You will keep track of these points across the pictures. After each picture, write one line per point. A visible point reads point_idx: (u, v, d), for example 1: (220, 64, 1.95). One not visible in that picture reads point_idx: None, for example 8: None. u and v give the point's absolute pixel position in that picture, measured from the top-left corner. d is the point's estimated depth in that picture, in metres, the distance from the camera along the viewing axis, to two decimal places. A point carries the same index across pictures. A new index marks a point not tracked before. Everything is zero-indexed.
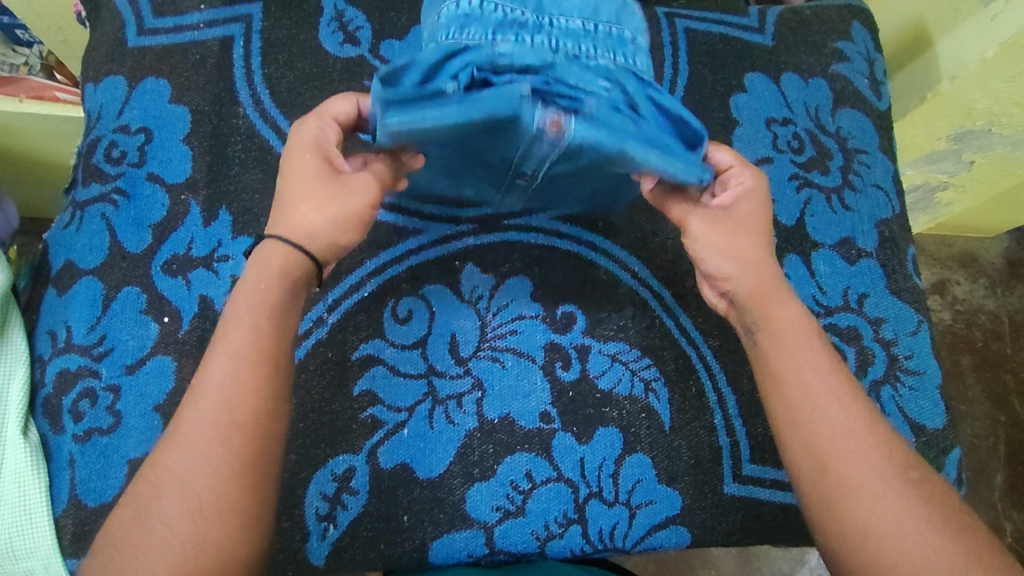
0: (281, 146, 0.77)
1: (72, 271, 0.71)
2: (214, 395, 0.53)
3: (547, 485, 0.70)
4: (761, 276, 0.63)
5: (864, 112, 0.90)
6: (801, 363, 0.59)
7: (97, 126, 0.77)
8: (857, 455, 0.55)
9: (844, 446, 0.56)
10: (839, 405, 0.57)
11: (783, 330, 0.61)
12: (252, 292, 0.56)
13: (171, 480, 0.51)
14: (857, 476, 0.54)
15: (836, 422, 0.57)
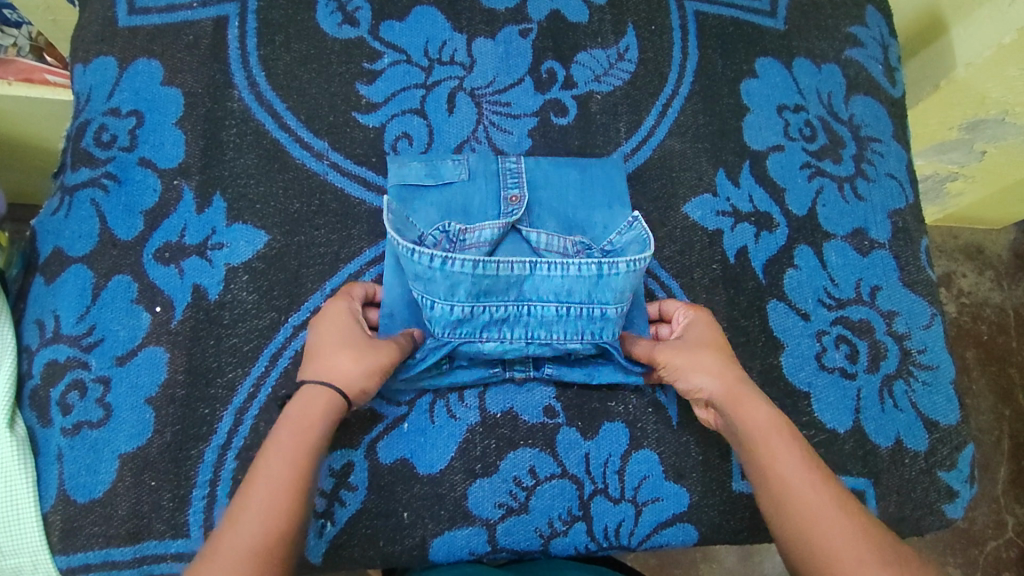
0: (277, 130, 0.74)
1: (60, 258, 0.69)
2: (264, 479, 0.52)
3: (551, 481, 0.68)
4: (732, 376, 0.63)
5: (877, 100, 0.87)
6: (769, 451, 0.58)
7: (87, 108, 0.74)
8: (844, 532, 0.51)
9: (826, 524, 0.52)
10: (813, 488, 0.54)
11: (758, 421, 0.60)
12: (298, 421, 0.56)
13: (227, 542, 0.49)
14: (844, 558, 0.50)
15: (819, 503, 0.53)
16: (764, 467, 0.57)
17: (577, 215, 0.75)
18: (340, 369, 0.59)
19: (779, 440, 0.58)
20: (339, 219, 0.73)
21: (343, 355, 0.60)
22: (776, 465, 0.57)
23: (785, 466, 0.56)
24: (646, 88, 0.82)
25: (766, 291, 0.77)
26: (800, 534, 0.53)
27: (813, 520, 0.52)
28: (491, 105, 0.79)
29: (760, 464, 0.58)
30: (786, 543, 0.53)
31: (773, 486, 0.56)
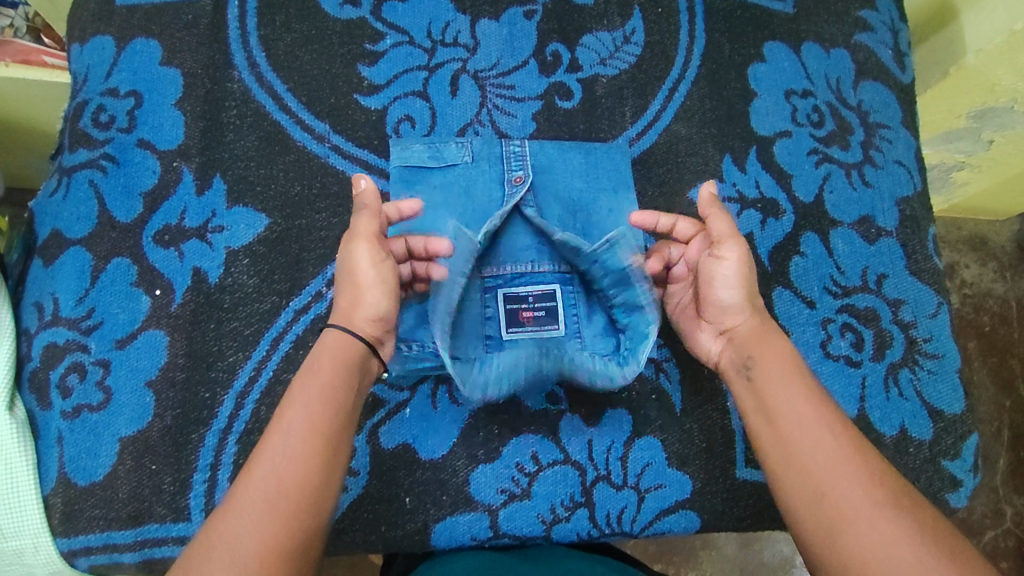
0: (278, 112, 0.73)
1: (59, 240, 0.68)
2: (275, 447, 0.48)
3: (554, 468, 0.67)
4: (760, 312, 0.60)
5: (887, 85, 0.86)
6: (782, 384, 0.54)
7: (85, 88, 0.73)
8: (855, 478, 0.49)
9: (839, 468, 0.49)
10: (829, 428, 0.51)
11: (774, 358, 0.56)
12: (313, 378, 0.51)
13: (243, 500, 0.46)
14: (855, 507, 0.47)
15: (832, 449, 0.50)
16: (778, 403, 0.54)
17: (583, 202, 0.74)
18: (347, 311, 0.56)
19: (794, 375, 0.55)
20: (341, 202, 0.72)
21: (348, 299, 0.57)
22: (788, 401, 0.53)
23: (801, 405, 0.53)
24: (652, 72, 0.81)
25: (771, 278, 0.76)
26: (812, 476, 0.50)
27: (825, 462, 0.50)
28: (495, 87, 0.78)
29: (771, 397, 0.54)
30: (794, 481, 0.50)
31: (784, 423, 0.52)
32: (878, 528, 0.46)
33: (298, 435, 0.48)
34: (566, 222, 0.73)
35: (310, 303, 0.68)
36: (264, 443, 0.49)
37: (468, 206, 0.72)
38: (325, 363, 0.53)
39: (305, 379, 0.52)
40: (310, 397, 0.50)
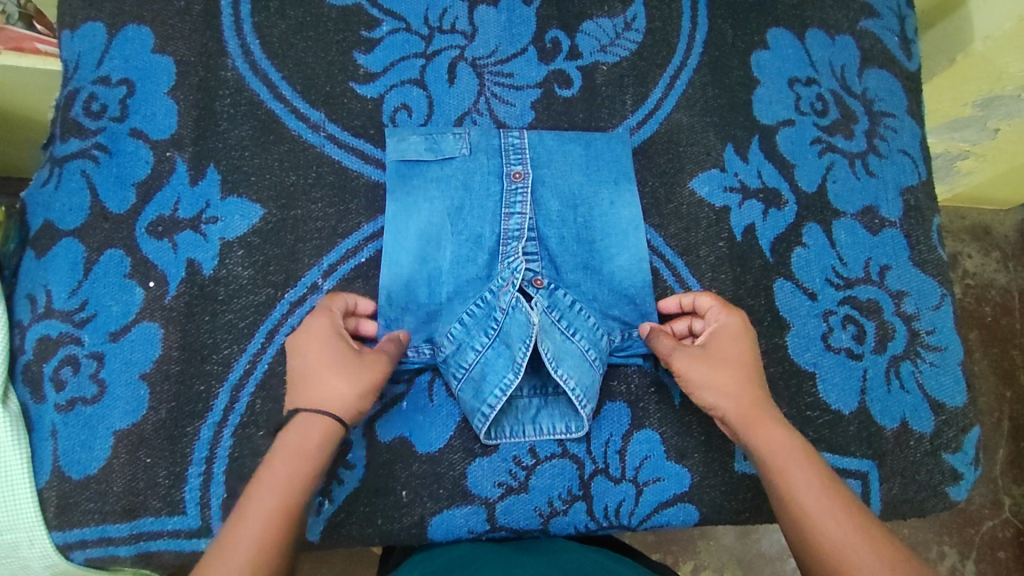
0: (272, 100, 0.72)
1: (51, 231, 0.67)
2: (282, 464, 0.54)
3: (552, 461, 0.67)
4: (746, 399, 0.61)
5: (892, 73, 0.85)
6: (784, 461, 0.57)
7: (76, 76, 0.72)
8: (862, 551, 0.49)
9: (845, 542, 0.50)
10: (841, 513, 0.52)
11: (774, 436, 0.59)
12: (291, 459, 0.54)
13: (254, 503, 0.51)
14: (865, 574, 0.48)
15: (842, 524, 0.51)
16: (785, 481, 0.55)
17: (584, 193, 0.73)
18: (333, 393, 0.57)
19: (797, 456, 0.57)
20: (337, 192, 0.71)
21: (339, 381, 0.58)
22: (795, 480, 0.55)
23: (809, 487, 0.54)
24: (653, 60, 0.80)
25: (773, 269, 0.75)
26: (818, 550, 0.51)
27: (832, 534, 0.51)
28: (494, 75, 0.76)
29: (778, 473, 0.56)
30: (803, 557, 0.51)
31: (794, 503, 0.54)
32: None
33: (262, 517, 0.50)
34: (567, 217, 0.72)
35: (306, 295, 0.68)
36: (239, 522, 0.50)
37: (466, 201, 0.70)
38: (294, 447, 0.54)
39: (269, 469, 0.53)
40: (279, 480, 0.53)
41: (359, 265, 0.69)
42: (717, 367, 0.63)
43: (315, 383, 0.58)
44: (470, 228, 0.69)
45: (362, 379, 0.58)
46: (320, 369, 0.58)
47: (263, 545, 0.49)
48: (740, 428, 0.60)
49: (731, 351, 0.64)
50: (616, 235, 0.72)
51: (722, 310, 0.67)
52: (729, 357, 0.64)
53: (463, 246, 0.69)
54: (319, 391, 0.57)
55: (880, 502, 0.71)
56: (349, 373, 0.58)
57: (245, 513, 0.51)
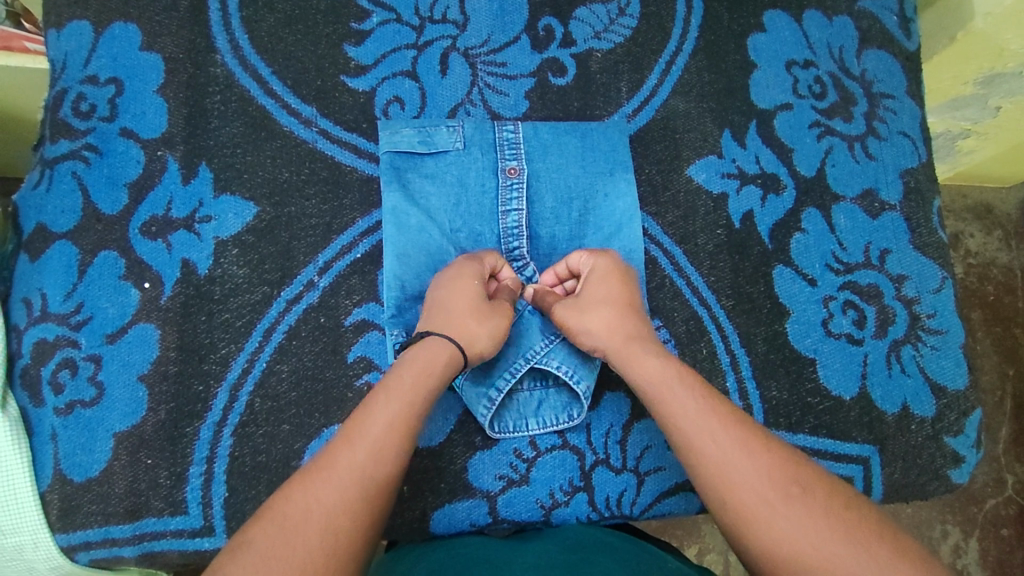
0: (263, 96, 0.71)
1: (44, 234, 0.67)
2: (388, 403, 0.54)
3: (552, 453, 0.67)
4: (623, 335, 0.62)
5: (891, 53, 0.83)
6: (682, 415, 0.55)
7: (63, 76, 0.71)
8: (774, 505, 0.49)
9: (758, 496, 0.50)
10: (720, 429, 0.54)
11: (671, 389, 0.57)
12: (417, 370, 0.57)
13: (360, 437, 0.52)
14: (781, 529, 0.48)
15: (749, 476, 0.51)
16: (689, 435, 0.54)
17: (580, 188, 0.72)
18: (466, 329, 0.61)
19: (689, 402, 0.56)
20: (330, 188, 0.70)
21: (472, 321, 0.61)
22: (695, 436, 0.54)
23: (713, 443, 0.53)
24: (648, 45, 0.79)
25: (771, 256, 0.75)
26: (732, 509, 0.50)
27: (742, 488, 0.50)
28: (486, 65, 0.75)
29: (679, 428, 0.55)
30: (722, 518, 0.51)
31: (701, 461, 0.53)
32: (779, 524, 0.48)
33: (387, 425, 0.53)
34: (561, 212, 0.71)
35: (302, 292, 0.67)
36: (361, 428, 0.52)
37: (463, 198, 0.70)
38: (421, 362, 0.58)
39: (396, 377, 0.56)
40: (405, 393, 0.55)
41: (354, 261, 0.69)
42: (588, 311, 0.63)
43: (449, 312, 0.61)
44: (468, 226, 0.70)
45: (493, 326, 0.62)
46: (467, 305, 0.62)
47: (386, 450, 0.52)
48: (642, 379, 0.59)
49: (602, 291, 0.64)
50: (611, 228, 0.72)
51: (590, 256, 0.67)
52: (603, 300, 0.64)
53: (463, 243, 0.70)
54: (448, 319, 0.61)
55: (882, 486, 0.71)
56: (494, 317, 0.63)
57: (363, 418, 0.53)
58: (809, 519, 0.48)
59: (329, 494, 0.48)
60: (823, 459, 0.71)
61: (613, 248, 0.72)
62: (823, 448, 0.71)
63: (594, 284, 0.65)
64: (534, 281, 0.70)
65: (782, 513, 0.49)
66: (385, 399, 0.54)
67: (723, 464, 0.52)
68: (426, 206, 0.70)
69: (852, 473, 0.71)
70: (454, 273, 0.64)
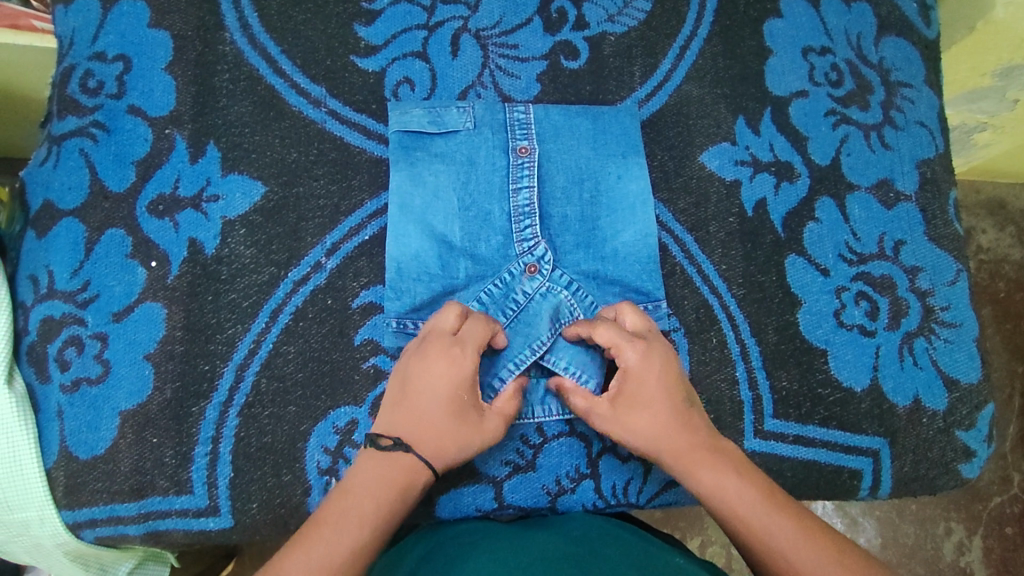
0: (272, 75, 0.70)
1: (51, 211, 0.66)
2: (371, 489, 0.54)
3: (559, 439, 0.66)
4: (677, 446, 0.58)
5: (910, 41, 0.82)
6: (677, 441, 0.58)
7: (71, 53, 0.70)
8: (768, 519, 0.54)
9: (753, 513, 0.54)
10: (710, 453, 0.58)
11: (677, 438, 0.58)
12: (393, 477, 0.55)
13: (342, 522, 0.52)
14: (779, 540, 0.53)
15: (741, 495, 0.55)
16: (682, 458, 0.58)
17: (591, 169, 0.71)
18: (447, 452, 0.57)
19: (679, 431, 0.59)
20: (338, 168, 0.69)
21: (453, 448, 0.57)
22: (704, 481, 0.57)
23: (721, 482, 0.56)
24: (662, 29, 0.77)
25: (784, 245, 0.74)
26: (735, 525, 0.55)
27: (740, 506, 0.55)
28: (498, 47, 0.74)
29: (676, 453, 0.58)
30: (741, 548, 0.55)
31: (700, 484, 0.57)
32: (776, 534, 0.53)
33: (371, 508, 0.53)
34: (572, 193, 0.70)
35: (310, 274, 0.67)
36: (344, 513, 0.53)
37: (473, 177, 0.69)
38: (402, 471, 0.55)
39: (378, 470, 0.55)
40: (387, 483, 0.55)
41: (363, 243, 0.68)
42: (627, 416, 0.60)
43: (427, 427, 0.57)
44: (477, 205, 0.69)
45: (473, 448, 0.58)
46: (445, 420, 0.57)
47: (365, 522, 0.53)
48: (650, 423, 0.59)
49: (647, 397, 0.59)
50: (623, 211, 0.71)
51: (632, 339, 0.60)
52: (648, 410, 0.59)
53: (471, 223, 0.68)
54: (428, 437, 0.56)
55: (891, 480, 0.71)
56: (473, 437, 0.58)
57: (354, 491, 0.54)
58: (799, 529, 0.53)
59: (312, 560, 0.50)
60: (832, 451, 0.70)
61: (625, 230, 0.70)
62: (832, 439, 0.70)
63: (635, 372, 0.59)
64: (544, 262, 0.68)
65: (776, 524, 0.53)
66: (368, 481, 0.55)
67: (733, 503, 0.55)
68: (434, 185, 0.69)
69: (861, 465, 0.70)
70: (440, 373, 0.57)
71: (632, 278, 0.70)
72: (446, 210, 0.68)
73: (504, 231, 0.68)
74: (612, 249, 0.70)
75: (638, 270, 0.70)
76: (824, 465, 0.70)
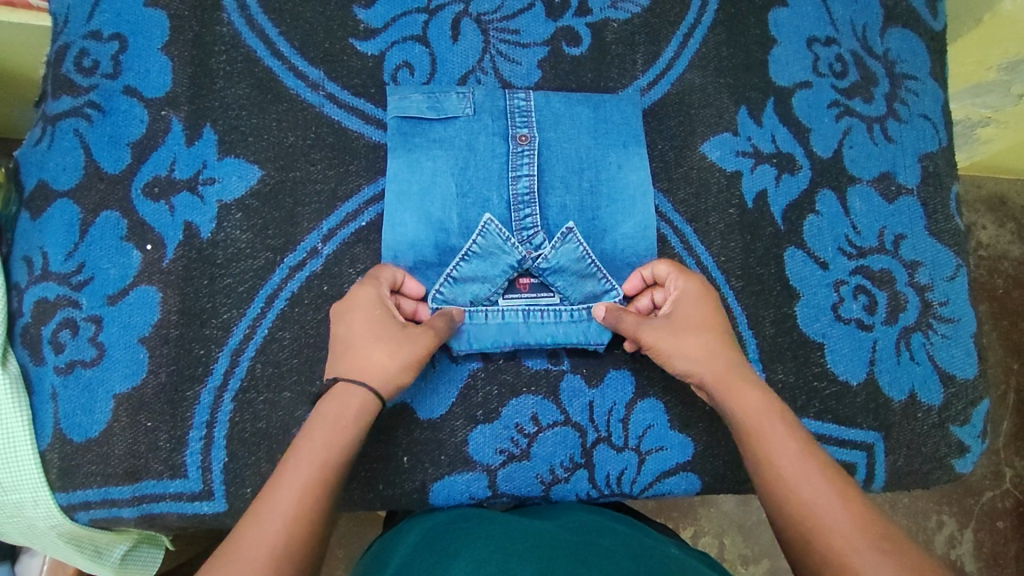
0: (270, 57, 0.70)
1: (46, 192, 0.66)
2: (338, 398, 0.53)
3: (554, 429, 0.66)
4: (717, 361, 0.58)
5: (916, 33, 0.81)
6: (689, 344, 0.59)
7: (66, 31, 0.69)
8: (768, 421, 0.53)
9: (753, 413, 0.54)
10: (716, 354, 0.58)
11: (732, 379, 0.57)
12: (342, 399, 0.53)
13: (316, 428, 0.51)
14: (770, 437, 0.52)
15: (747, 398, 0.55)
16: (694, 368, 0.58)
17: (591, 158, 0.70)
18: (374, 364, 0.55)
19: (703, 335, 0.59)
20: (336, 153, 0.69)
21: (379, 354, 0.56)
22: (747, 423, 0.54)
23: (769, 426, 0.53)
24: (666, 17, 0.76)
25: (784, 238, 0.73)
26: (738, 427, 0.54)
27: (744, 408, 0.55)
28: (499, 32, 0.73)
29: (680, 359, 0.59)
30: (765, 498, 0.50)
31: (711, 386, 0.57)
32: (772, 433, 0.52)
33: (335, 410, 0.52)
34: (572, 182, 0.70)
35: (306, 259, 0.66)
36: (314, 424, 0.52)
37: (471, 162, 0.68)
38: (341, 400, 0.53)
39: (329, 404, 0.53)
40: (344, 397, 0.53)
41: (360, 229, 0.68)
42: (681, 321, 0.60)
43: (356, 350, 0.56)
44: (474, 190, 0.68)
45: (410, 355, 0.57)
46: (372, 336, 0.57)
47: (326, 464, 0.49)
48: (689, 325, 0.60)
49: (695, 315, 0.61)
50: (623, 201, 0.70)
51: (681, 277, 0.64)
52: (693, 319, 0.60)
53: (469, 210, 0.68)
54: (359, 358, 0.56)
55: (884, 474, 0.71)
56: (407, 347, 0.57)
57: (325, 412, 0.52)
58: (800, 436, 0.52)
59: (296, 478, 0.48)
60: (827, 445, 0.70)
61: (626, 219, 0.70)
62: (827, 433, 0.70)
63: (684, 298, 0.62)
64: (541, 250, 0.67)
65: (772, 425, 0.53)
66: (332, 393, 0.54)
67: (771, 443, 0.51)
68: (432, 170, 0.68)
69: (855, 459, 0.70)
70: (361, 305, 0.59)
71: (630, 267, 0.69)
72: (443, 196, 0.68)
73: (502, 218, 0.68)
74: (611, 241, 0.69)
75: (637, 260, 0.69)
76: None
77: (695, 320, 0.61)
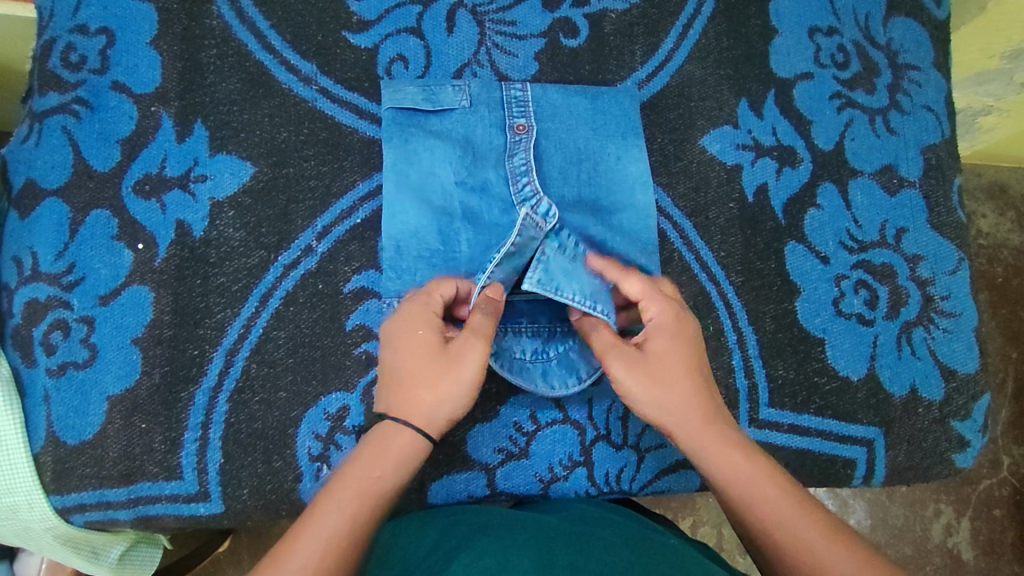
0: (261, 51, 0.68)
1: (34, 190, 0.65)
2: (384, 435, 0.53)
3: (553, 427, 0.66)
4: (696, 412, 0.54)
5: (919, 22, 0.79)
6: (664, 396, 0.54)
7: (52, 25, 0.68)
8: (749, 481, 0.51)
9: (731, 475, 0.52)
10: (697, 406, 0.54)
11: (705, 444, 0.53)
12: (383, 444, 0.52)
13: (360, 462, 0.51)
14: (753, 499, 0.50)
15: (724, 457, 0.52)
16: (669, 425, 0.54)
17: (589, 150, 0.69)
18: (416, 403, 0.53)
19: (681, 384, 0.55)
20: (329, 149, 0.68)
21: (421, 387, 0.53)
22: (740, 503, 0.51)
23: (752, 486, 0.51)
24: (665, 7, 0.75)
25: (784, 232, 0.72)
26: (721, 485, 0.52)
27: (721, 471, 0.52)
28: (495, 23, 0.72)
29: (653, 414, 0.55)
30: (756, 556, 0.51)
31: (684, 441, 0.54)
32: (755, 495, 0.50)
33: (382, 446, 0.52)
34: (570, 172, 0.68)
35: (300, 257, 0.65)
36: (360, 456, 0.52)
37: (470, 151, 0.67)
38: (383, 442, 0.52)
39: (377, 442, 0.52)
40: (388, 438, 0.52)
41: (355, 227, 0.67)
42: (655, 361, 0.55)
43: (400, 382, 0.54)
44: (475, 175, 0.67)
45: (459, 384, 0.53)
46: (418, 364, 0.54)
47: (366, 495, 0.50)
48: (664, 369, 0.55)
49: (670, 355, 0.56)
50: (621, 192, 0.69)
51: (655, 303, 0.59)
52: (668, 359, 0.55)
53: (470, 196, 0.67)
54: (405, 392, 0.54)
55: (885, 469, 0.71)
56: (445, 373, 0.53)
57: (374, 445, 0.52)
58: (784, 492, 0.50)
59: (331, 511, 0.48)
60: (827, 441, 0.70)
61: (628, 205, 0.69)
62: (828, 429, 0.70)
63: (660, 334, 0.57)
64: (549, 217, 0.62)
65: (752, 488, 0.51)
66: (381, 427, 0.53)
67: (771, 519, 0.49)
68: (431, 156, 0.67)
69: (855, 455, 0.70)
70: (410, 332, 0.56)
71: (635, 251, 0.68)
72: (445, 184, 0.67)
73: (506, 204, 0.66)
74: (616, 225, 0.68)
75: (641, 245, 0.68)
76: (819, 454, 0.69)
77: (665, 358, 0.56)
